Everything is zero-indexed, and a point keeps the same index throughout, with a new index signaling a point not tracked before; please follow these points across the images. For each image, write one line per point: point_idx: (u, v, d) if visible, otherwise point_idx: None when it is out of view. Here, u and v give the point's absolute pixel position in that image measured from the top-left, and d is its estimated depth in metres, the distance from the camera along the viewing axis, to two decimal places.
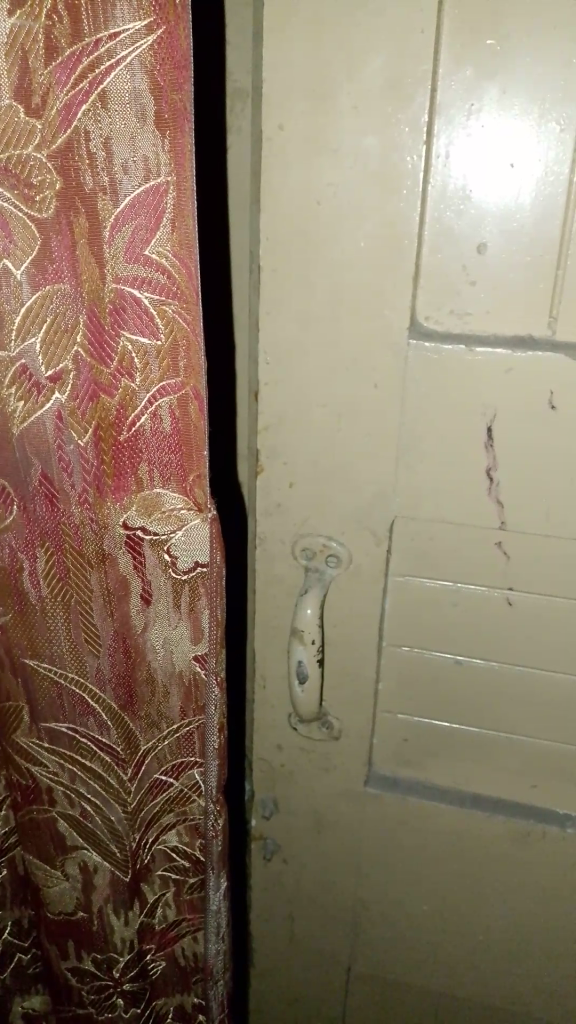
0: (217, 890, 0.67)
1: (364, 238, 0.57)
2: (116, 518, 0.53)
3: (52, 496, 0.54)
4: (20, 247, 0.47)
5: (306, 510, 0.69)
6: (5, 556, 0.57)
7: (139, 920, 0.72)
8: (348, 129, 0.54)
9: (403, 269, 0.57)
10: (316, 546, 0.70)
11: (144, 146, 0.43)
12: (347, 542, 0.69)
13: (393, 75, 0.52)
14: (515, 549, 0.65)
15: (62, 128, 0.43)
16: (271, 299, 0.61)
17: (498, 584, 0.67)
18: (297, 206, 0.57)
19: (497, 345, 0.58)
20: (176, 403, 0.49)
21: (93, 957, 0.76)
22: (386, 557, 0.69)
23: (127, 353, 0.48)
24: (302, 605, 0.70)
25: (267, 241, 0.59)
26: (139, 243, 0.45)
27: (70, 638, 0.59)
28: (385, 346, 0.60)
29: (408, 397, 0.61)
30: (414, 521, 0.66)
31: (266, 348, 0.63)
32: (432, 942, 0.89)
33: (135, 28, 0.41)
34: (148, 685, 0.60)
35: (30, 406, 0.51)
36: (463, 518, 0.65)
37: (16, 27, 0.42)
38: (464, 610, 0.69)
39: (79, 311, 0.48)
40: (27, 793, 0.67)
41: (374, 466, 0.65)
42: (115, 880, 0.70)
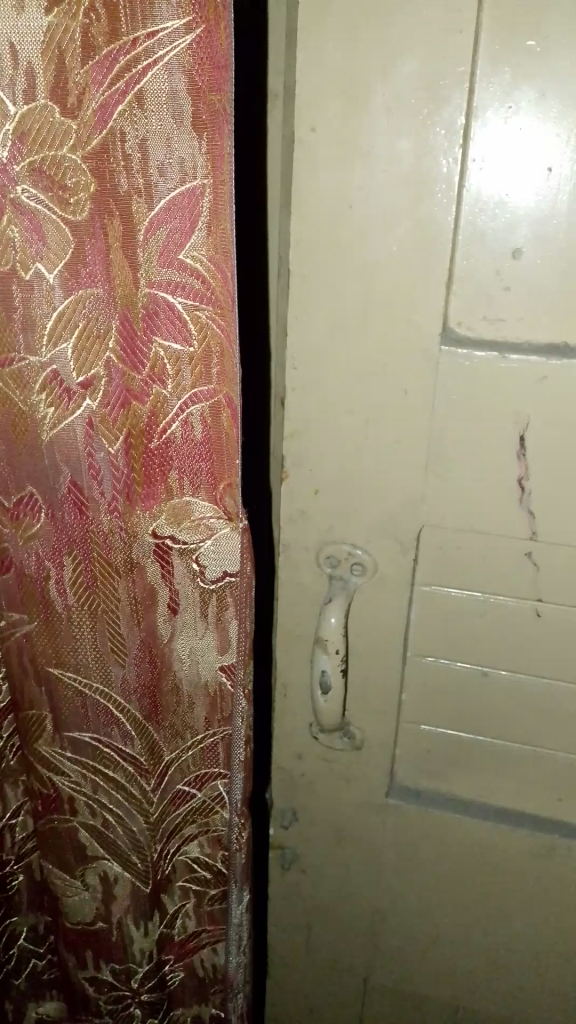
0: (239, 902, 0.66)
1: (398, 242, 0.55)
2: (145, 526, 0.52)
3: (81, 504, 0.53)
4: (53, 250, 0.46)
5: (332, 517, 0.67)
6: (32, 564, 0.56)
7: (159, 931, 0.71)
8: (383, 131, 0.52)
9: (437, 274, 0.56)
10: (341, 555, 0.69)
11: (181, 147, 0.42)
12: (373, 551, 0.68)
13: (428, 76, 0.50)
14: (545, 559, 0.64)
15: (97, 128, 0.42)
16: (301, 304, 0.59)
17: (526, 595, 0.66)
18: (330, 209, 0.56)
19: (532, 353, 0.56)
20: (208, 410, 0.48)
21: (112, 968, 0.75)
22: (412, 566, 0.67)
23: (159, 359, 0.47)
24: (326, 614, 0.70)
25: (298, 245, 0.57)
26: (173, 247, 0.44)
27: (95, 647, 0.58)
28: (416, 352, 0.59)
29: (439, 404, 0.60)
30: (442, 530, 0.65)
31: (296, 353, 0.62)
32: (451, 955, 0.88)
33: (174, 27, 0.40)
34: (173, 696, 0.59)
35: (60, 413, 0.50)
36: (492, 528, 0.64)
37: (53, 26, 0.41)
38: (491, 621, 0.68)
39: (111, 316, 0.47)
40: (49, 803, 0.67)
41: (402, 474, 0.64)
42: (136, 891, 0.69)
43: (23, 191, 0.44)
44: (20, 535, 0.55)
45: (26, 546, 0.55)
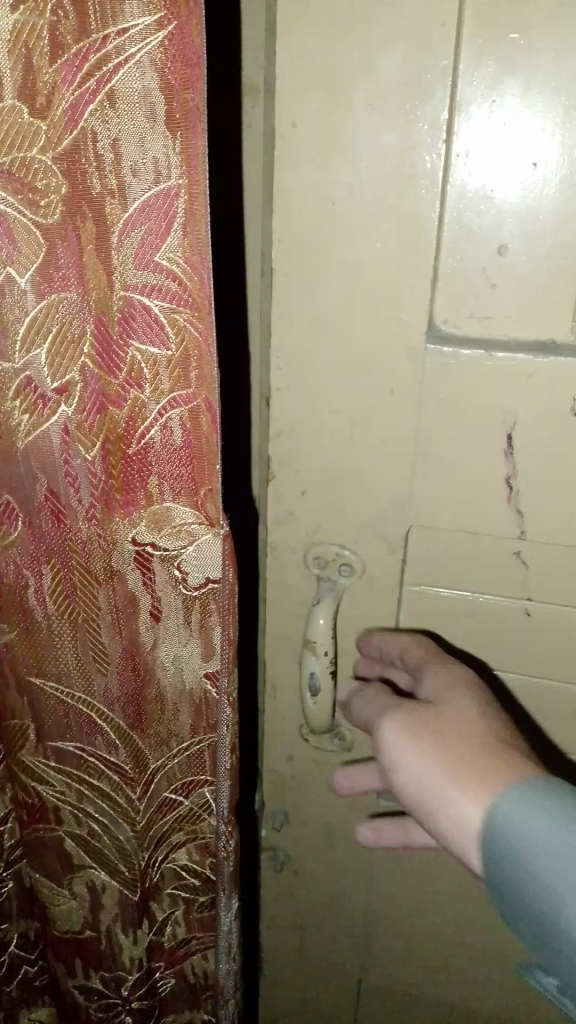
0: (228, 910, 0.65)
1: (381, 239, 0.54)
2: (124, 533, 0.51)
3: (58, 512, 0.52)
4: (25, 254, 0.45)
5: (318, 518, 0.67)
6: (10, 573, 0.55)
7: (149, 939, 0.70)
8: (365, 127, 0.51)
9: (421, 272, 0.55)
10: (329, 554, 0.68)
11: (154, 146, 0.41)
12: (360, 552, 0.67)
13: (410, 69, 0.49)
14: (535, 559, 0.63)
15: (68, 129, 0.41)
16: (282, 304, 0.58)
17: (516, 594, 0.65)
18: (312, 207, 0.55)
19: (517, 351, 0.56)
20: (187, 414, 0.47)
21: (102, 976, 0.74)
22: (401, 567, 0.67)
23: (136, 362, 0.46)
24: (314, 614, 0.69)
25: (280, 243, 0.57)
26: (149, 249, 0.43)
27: (77, 656, 0.57)
28: (401, 351, 0.58)
29: (425, 403, 0.59)
30: (430, 530, 0.64)
31: (279, 353, 0.61)
32: (445, 955, 0.87)
33: (145, 24, 0.39)
34: (157, 704, 0.58)
35: (35, 419, 0.49)
36: (481, 527, 0.63)
37: (20, 22, 0.40)
38: (481, 620, 0.67)
39: (85, 321, 0.46)
40: (34, 812, 0.66)
41: (389, 474, 0.63)
42: (124, 900, 0.68)
43: None
44: None
45: (4, 555, 0.54)
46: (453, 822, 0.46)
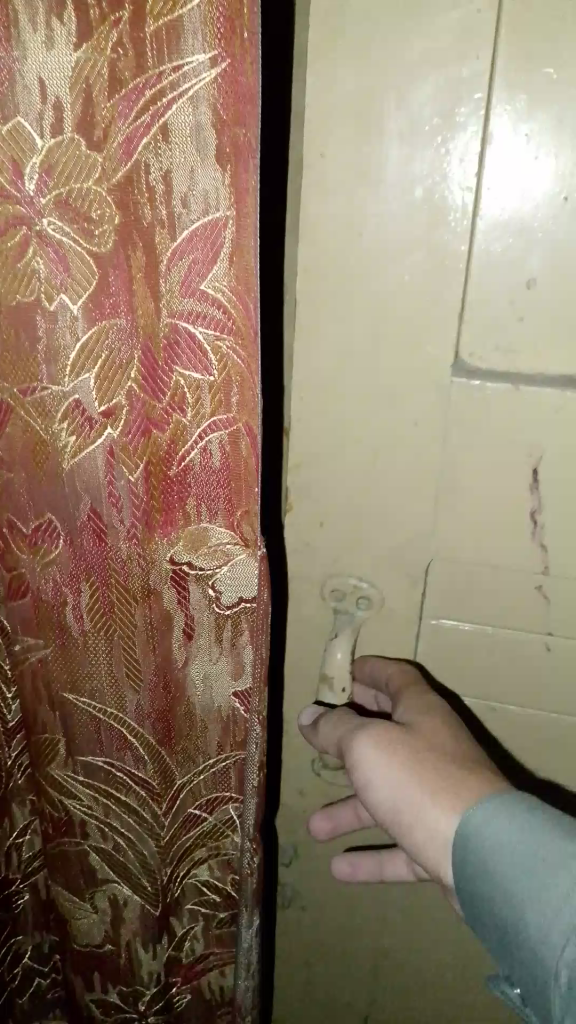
0: (250, 926, 0.66)
1: (410, 270, 0.55)
2: (162, 553, 0.52)
3: (100, 532, 0.53)
4: (77, 281, 0.46)
5: (339, 547, 0.67)
6: (49, 589, 0.55)
7: (167, 954, 0.71)
8: (394, 160, 0.52)
9: (448, 304, 0.56)
10: (347, 588, 0.69)
11: (204, 179, 0.42)
12: (380, 584, 0.68)
13: (444, 103, 0.50)
14: (555, 593, 0.64)
15: (123, 161, 0.42)
16: (305, 336, 0.59)
17: (536, 629, 0.66)
18: (340, 237, 0.56)
19: (544, 386, 0.57)
20: (226, 438, 0.48)
21: (119, 991, 0.74)
22: (421, 598, 0.67)
23: (179, 387, 0.47)
24: (332, 649, 0.69)
25: (305, 272, 0.57)
26: (195, 278, 0.44)
27: (110, 672, 0.57)
28: (428, 384, 0.59)
29: (449, 435, 0.60)
30: (450, 562, 0.65)
31: (303, 384, 0.61)
32: (456, 980, 0.87)
33: (199, 60, 0.40)
34: (187, 720, 0.59)
35: (81, 442, 0.50)
36: (502, 560, 0.64)
37: (81, 58, 0.41)
38: (500, 653, 0.68)
39: (133, 347, 0.47)
40: (59, 826, 0.66)
41: (411, 505, 0.64)
42: (145, 915, 0.69)
43: (48, 223, 0.44)
44: (38, 560, 0.55)
45: (44, 571, 0.55)
46: (428, 833, 0.48)
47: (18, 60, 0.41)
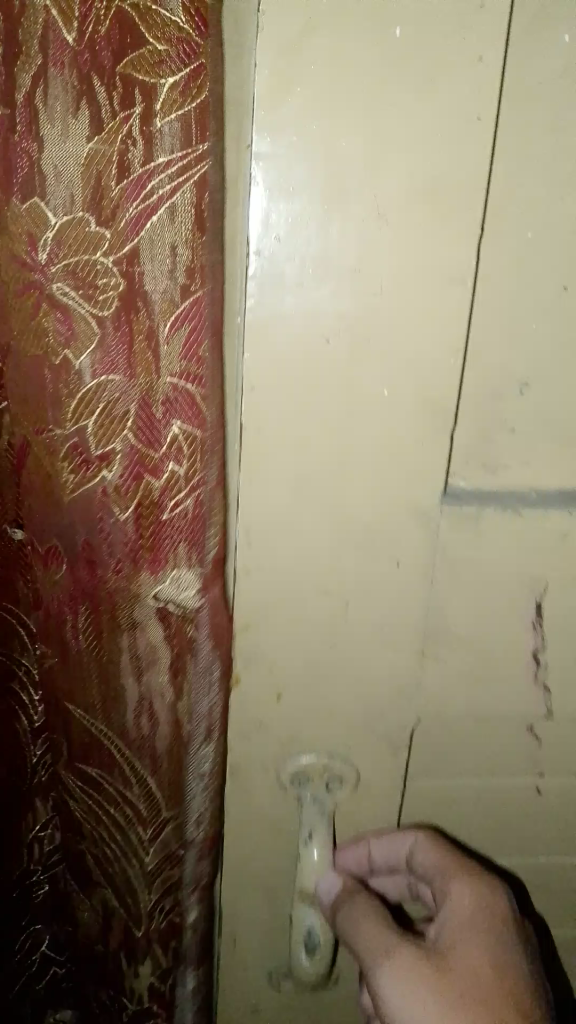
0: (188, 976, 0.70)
1: (387, 384, 0.52)
2: (148, 588, 0.56)
3: (92, 564, 0.56)
4: (81, 339, 0.50)
5: (295, 723, 0.62)
6: (53, 608, 0.59)
7: (147, 977, 0.73)
8: (371, 242, 0.48)
9: (431, 425, 0.53)
10: (313, 770, 0.64)
11: (203, 254, 0.48)
12: (355, 758, 0.64)
13: (431, 182, 0.47)
14: (546, 734, 0.66)
15: (129, 237, 0.48)
16: (252, 470, 0.53)
17: (529, 774, 0.68)
18: (299, 346, 0.50)
19: (539, 501, 0.58)
20: (216, 489, 0.53)
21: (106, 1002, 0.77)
22: (405, 764, 0.66)
23: (176, 441, 0.52)
24: (307, 849, 0.66)
25: (250, 391, 0.51)
26: (194, 346, 0.50)
27: (100, 696, 0.61)
28: (412, 511, 0.56)
29: (437, 571, 0.58)
30: (438, 718, 0.64)
31: (249, 526, 0.55)
32: None
33: (180, 159, 0.46)
34: (166, 755, 0.63)
35: (80, 480, 0.54)
36: (498, 708, 0.64)
37: (92, 150, 0.46)
38: (489, 796, 0.68)
39: (131, 400, 0.51)
40: (66, 824, 0.69)
41: (393, 648, 0.60)
42: (129, 931, 0.71)
43: (55, 288, 0.49)
44: (47, 578, 0.58)
45: (50, 588, 0.58)
46: None
47: (33, 150, 0.46)
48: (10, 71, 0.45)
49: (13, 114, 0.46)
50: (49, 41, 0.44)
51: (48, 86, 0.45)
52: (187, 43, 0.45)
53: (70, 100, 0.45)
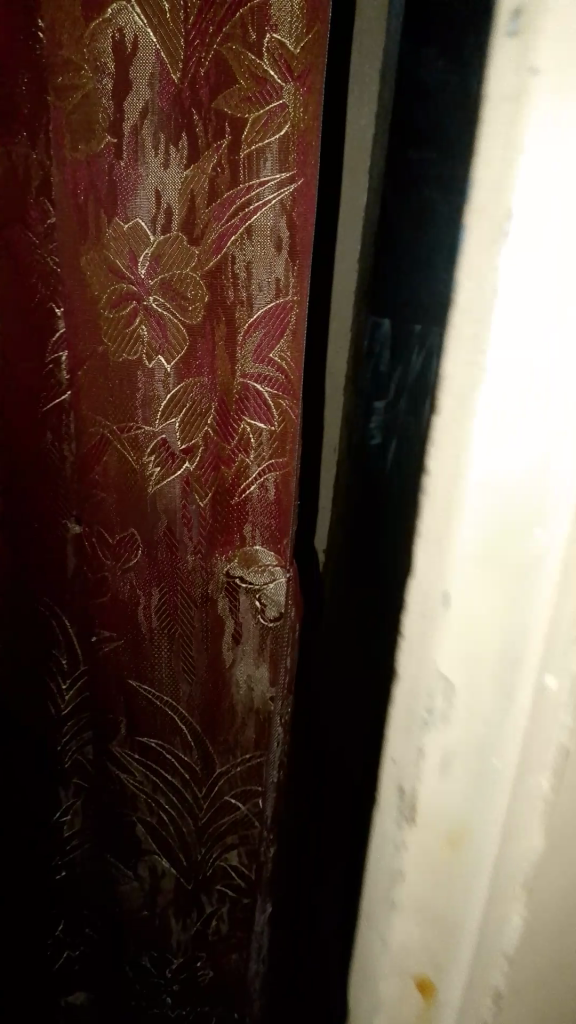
0: (262, 912, 0.75)
1: None
2: (221, 566, 0.62)
3: (172, 546, 0.63)
4: (173, 345, 0.57)
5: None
6: (126, 592, 0.66)
7: (195, 928, 0.79)
8: None
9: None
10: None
11: (276, 268, 0.52)
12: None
13: None
14: None
15: (214, 253, 0.53)
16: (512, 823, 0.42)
17: None
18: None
19: None
20: (280, 479, 0.57)
21: (151, 956, 0.84)
22: None
23: (245, 433, 0.57)
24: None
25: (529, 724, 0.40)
26: (265, 348, 0.55)
27: (168, 664, 0.68)
28: None
29: None
30: None
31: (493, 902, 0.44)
32: None
33: (280, 177, 0.50)
34: (229, 713, 0.68)
35: (165, 472, 0.61)
36: None
37: (189, 177, 0.52)
38: None
39: (212, 398, 0.58)
40: (117, 795, 0.77)
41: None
42: (179, 886, 0.78)
43: (153, 298, 0.56)
44: (119, 565, 0.66)
45: (123, 575, 0.66)
46: None
47: (140, 174, 0.53)
48: (119, 103, 0.52)
49: (120, 143, 0.53)
50: (157, 79, 0.51)
51: (153, 120, 0.52)
52: (268, 85, 0.49)
53: (172, 131, 0.52)
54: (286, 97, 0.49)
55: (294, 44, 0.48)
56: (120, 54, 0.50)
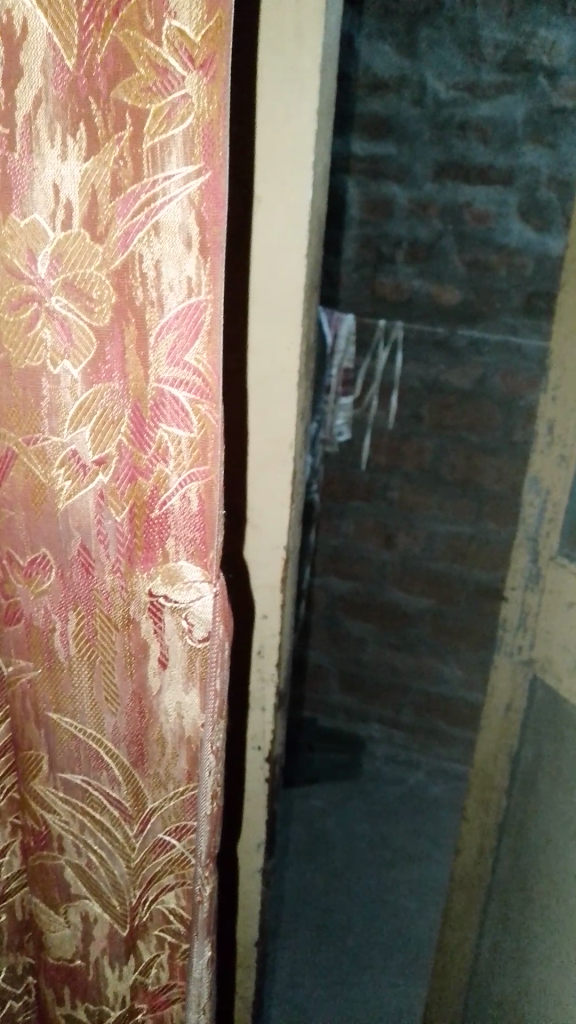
0: (200, 957, 0.68)
1: None
2: (142, 585, 0.58)
3: (88, 565, 0.59)
4: (78, 348, 0.54)
5: None
6: (40, 617, 0.62)
7: (133, 978, 0.73)
8: None
9: None
10: None
11: (189, 267, 0.49)
12: None
13: None
14: None
15: (120, 250, 0.50)
16: None
17: None
18: None
19: None
20: (203, 488, 0.54)
21: (87, 1007, 0.76)
22: None
23: (163, 441, 0.54)
24: None
25: None
26: (180, 351, 0.51)
27: (91, 693, 0.63)
28: None
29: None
30: None
31: None
32: (530, 875, 1.05)
33: (187, 171, 0.48)
34: (157, 745, 0.63)
35: (76, 485, 0.57)
36: None
37: (90, 171, 0.49)
38: None
39: (124, 407, 0.54)
40: (39, 839, 0.71)
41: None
42: (114, 932, 0.72)
43: (57, 300, 0.53)
44: (33, 590, 0.62)
45: (37, 600, 0.62)
46: None
47: (35, 166, 0.50)
48: (10, 92, 0.49)
49: (12, 133, 0.50)
50: (50, 65, 0.48)
51: (49, 108, 0.49)
52: (169, 74, 0.47)
53: (69, 122, 0.49)
54: (189, 86, 0.46)
55: (194, 31, 0.46)
56: (8, 36, 0.48)
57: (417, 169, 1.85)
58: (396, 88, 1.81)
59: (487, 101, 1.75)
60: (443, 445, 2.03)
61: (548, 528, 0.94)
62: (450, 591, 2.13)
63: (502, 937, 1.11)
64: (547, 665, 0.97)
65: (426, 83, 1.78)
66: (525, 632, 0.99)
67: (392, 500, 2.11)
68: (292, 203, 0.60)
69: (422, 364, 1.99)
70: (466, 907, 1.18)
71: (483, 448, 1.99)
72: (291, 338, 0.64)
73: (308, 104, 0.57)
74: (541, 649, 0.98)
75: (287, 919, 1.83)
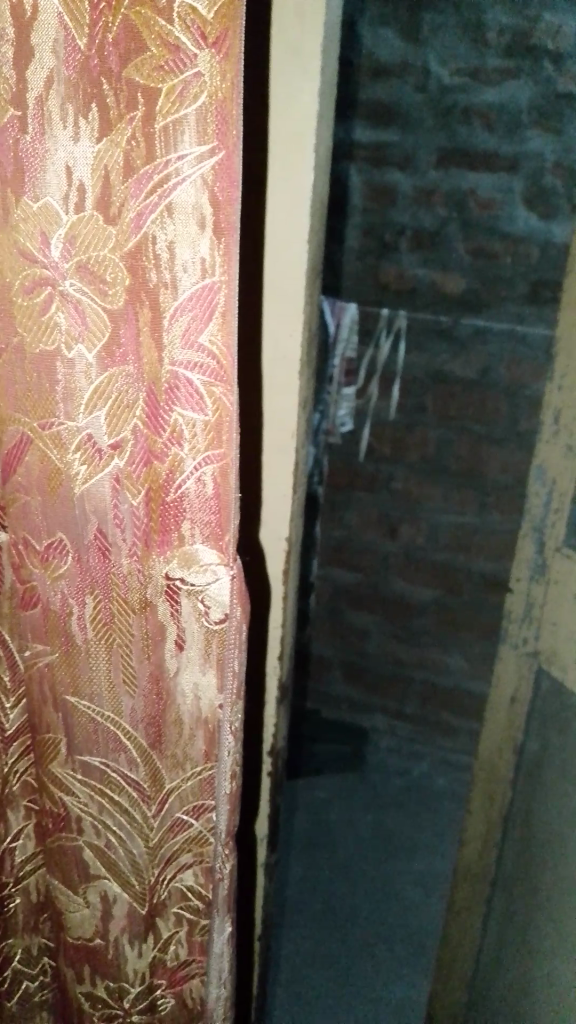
0: (221, 933, 0.68)
1: None
2: (159, 568, 0.58)
3: (105, 549, 0.59)
4: (92, 331, 0.54)
5: None
6: (57, 601, 0.63)
7: (152, 954, 0.73)
8: None
9: None
10: None
11: (203, 248, 0.49)
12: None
13: None
14: None
15: (133, 232, 0.50)
16: None
17: None
18: None
19: None
20: (218, 471, 0.54)
21: (107, 984, 0.76)
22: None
23: (178, 424, 0.54)
24: None
25: None
26: (194, 332, 0.51)
27: (109, 676, 0.63)
28: None
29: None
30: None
31: None
32: (538, 867, 1.04)
33: (200, 151, 0.47)
34: (175, 727, 0.64)
35: (92, 469, 0.57)
36: None
37: (103, 152, 0.49)
38: None
39: (139, 389, 0.54)
40: (58, 821, 0.71)
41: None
42: (133, 910, 0.72)
43: (71, 284, 0.53)
44: (49, 574, 0.62)
45: (54, 584, 0.62)
46: None
47: (47, 148, 0.50)
48: (22, 72, 0.49)
49: (24, 115, 0.50)
50: (62, 45, 0.48)
51: (60, 88, 0.49)
52: (182, 52, 0.46)
53: (81, 103, 0.49)
54: (201, 63, 0.46)
55: (207, 8, 0.45)
56: (19, 17, 0.48)
57: (421, 155, 1.84)
58: (399, 72, 1.79)
59: (491, 86, 1.74)
60: (449, 433, 2.02)
61: (553, 519, 0.94)
62: (455, 581, 2.13)
63: (506, 927, 1.12)
64: (554, 656, 0.96)
65: (430, 67, 1.77)
66: (531, 623, 0.99)
67: (397, 489, 2.11)
68: (299, 185, 0.60)
69: (426, 353, 1.98)
70: (472, 896, 1.18)
71: (488, 437, 1.99)
72: (299, 322, 0.64)
73: (311, 84, 0.56)
74: (547, 640, 0.97)
75: (292, 911, 1.84)
